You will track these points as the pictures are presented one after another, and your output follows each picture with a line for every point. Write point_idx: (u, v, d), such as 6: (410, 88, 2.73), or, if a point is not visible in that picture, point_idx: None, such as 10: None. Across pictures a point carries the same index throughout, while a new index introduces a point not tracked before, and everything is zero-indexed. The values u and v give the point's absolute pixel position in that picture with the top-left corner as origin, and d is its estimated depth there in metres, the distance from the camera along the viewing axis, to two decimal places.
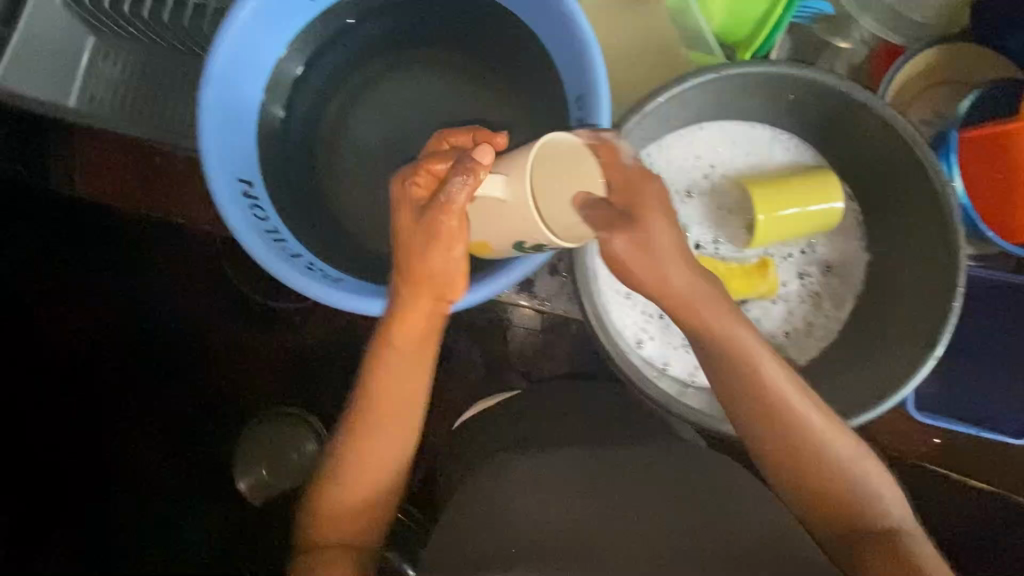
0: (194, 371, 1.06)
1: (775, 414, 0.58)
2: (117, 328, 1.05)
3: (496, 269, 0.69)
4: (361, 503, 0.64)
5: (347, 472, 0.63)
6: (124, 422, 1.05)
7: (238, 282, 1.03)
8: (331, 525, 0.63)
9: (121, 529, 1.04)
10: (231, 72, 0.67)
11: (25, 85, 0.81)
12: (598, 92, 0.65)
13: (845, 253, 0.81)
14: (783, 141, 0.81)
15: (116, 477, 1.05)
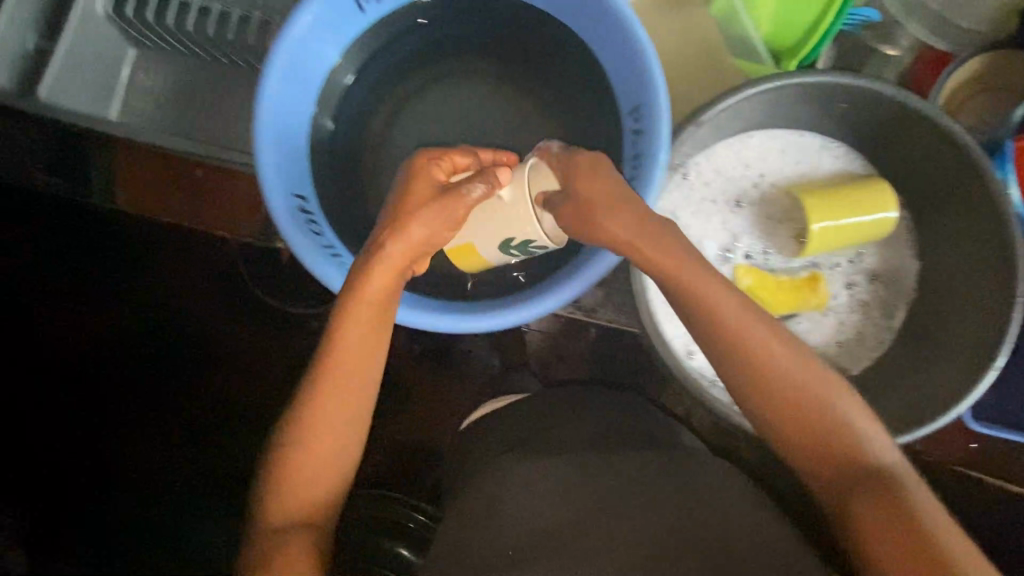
0: (195, 371, 1.00)
1: (768, 390, 0.54)
2: (122, 330, 1.00)
3: (553, 282, 0.68)
4: (315, 477, 0.58)
5: (300, 445, 0.57)
6: (124, 425, 1.00)
7: (250, 282, 0.96)
8: (282, 502, 0.57)
9: (120, 529, 0.99)
10: (285, 86, 0.67)
11: (68, 97, 0.80)
12: (657, 103, 0.64)
13: (896, 262, 0.80)
14: (832, 149, 0.80)
15: (116, 478, 1.00)
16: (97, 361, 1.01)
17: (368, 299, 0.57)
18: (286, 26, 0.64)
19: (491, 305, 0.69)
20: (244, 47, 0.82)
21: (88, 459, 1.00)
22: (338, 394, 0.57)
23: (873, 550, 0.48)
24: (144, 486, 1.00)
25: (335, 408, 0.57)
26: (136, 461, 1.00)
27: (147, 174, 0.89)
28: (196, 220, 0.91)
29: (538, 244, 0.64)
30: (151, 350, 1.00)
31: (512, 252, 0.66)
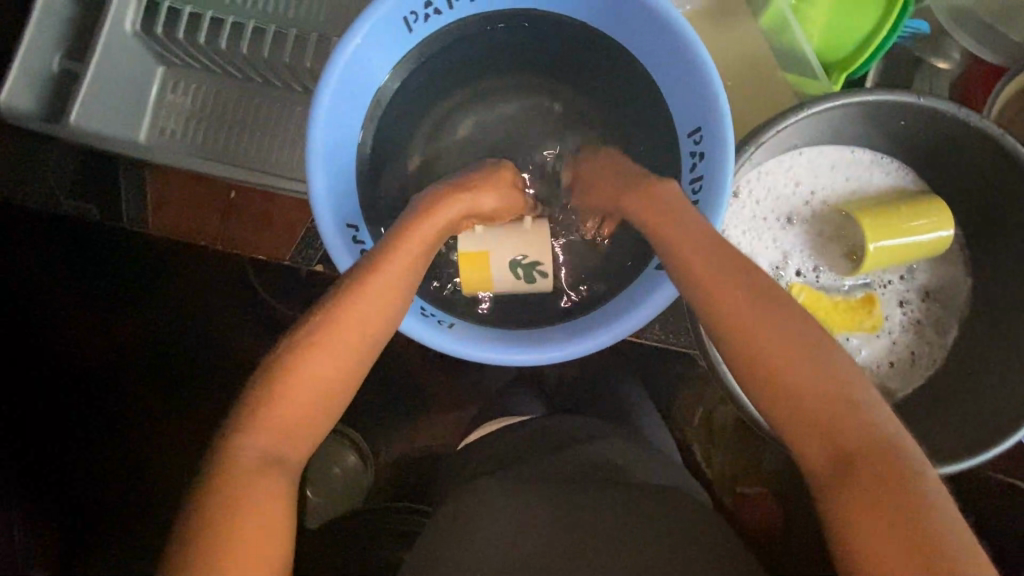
0: (196, 380, 1.00)
1: (781, 382, 0.52)
2: (131, 339, 1.00)
3: (608, 316, 0.67)
4: (299, 418, 0.55)
5: (293, 381, 0.54)
6: (124, 430, 1.00)
7: (273, 301, 0.96)
8: (257, 437, 0.53)
9: (102, 528, 0.98)
10: (336, 112, 0.65)
11: (101, 123, 0.78)
12: (722, 127, 0.63)
13: (948, 279, 0.80)
14: (884, 166, 0.79)
15: (109, 480, 0.99)
16: (115, 370, 1.00)
17: (405, 260, 0.60)
18: (337, 50, 0.62)
19: (539, 335, 0.68)
20: (280, 64, 0.78)
21: (109, 471, 0.99)
22: (350, 341, 0.56)
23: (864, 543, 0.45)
24: (167, 496, 0.99)
25: (344, 355, 0.56)
26: (157, 472, 1.00)
27: (181, 196, 0.87)
28: (232, 244, 0.88)
29: (543, 271, 0.71)
30: (175, 362, 1.00)
31: (517, 276, 0.71)
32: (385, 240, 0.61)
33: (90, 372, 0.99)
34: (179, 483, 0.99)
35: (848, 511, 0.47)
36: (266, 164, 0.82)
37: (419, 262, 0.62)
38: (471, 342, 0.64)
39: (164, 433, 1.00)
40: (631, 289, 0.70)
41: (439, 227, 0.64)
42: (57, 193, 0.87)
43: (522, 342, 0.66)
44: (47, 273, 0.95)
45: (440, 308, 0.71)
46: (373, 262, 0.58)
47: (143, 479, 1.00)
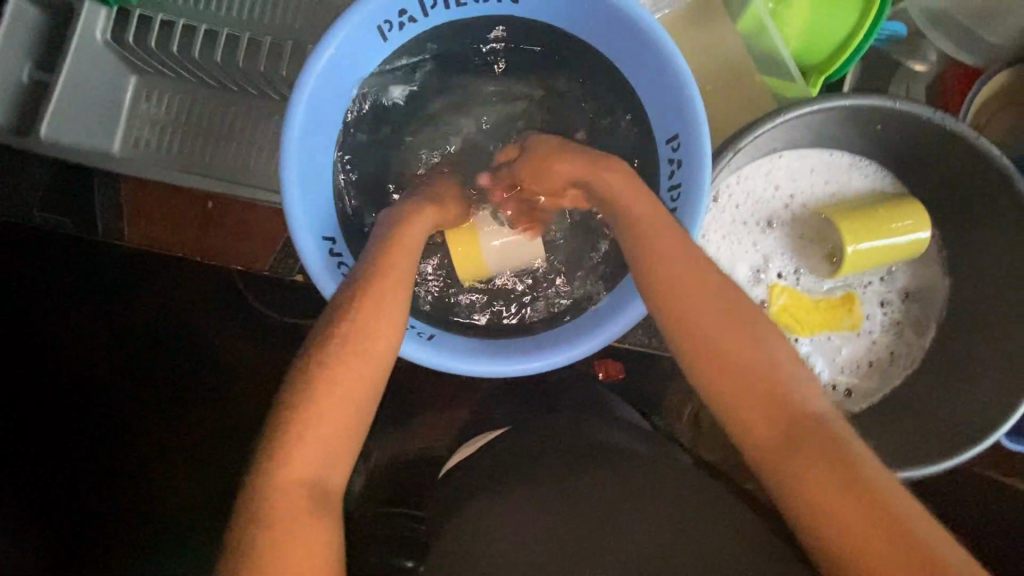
0: (179, 382, 0.91)
1: (754, 393, 0.53)
2: (107, 337, 0.91)
3: (589, 325, 0.67)
4: (338, 437, 0.54)
5: (327, 400, 0.54)
6: (111, 436, 0.92)
7: (251, 297, 0.89)
8: (299, 463, 0.53)
9: (103, 540, 0.91)
10: (310, 124, 0.64)
11: (72, 135, 0.77)
12: (699, 136, 0.63)
13: (928, 279, 0.80)
14: (862, 168, 0.79)
15: (103, 487, 0.91)
16: (93, 374, 0.91)
17: (405, 266, 0.61)
18: (309, 62, 0.61)
19: (520, 347, 0.67)
20: (256, 73, 0.78)
21: (114, 477, 0.92)
22: (372, 352, 0.57)
23: (836, 544, 0.47)
24: (177, 509, 0.91)
25: (369, 366, 0.56)
26: (161, 482, 0.92)
27: (156, 209, 0.86)
28: (212, 254, 0.88)
29: (523, 213, 0.73)
30: (178, 366, 0.91)
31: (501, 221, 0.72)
32: (382, 249, 0.62)
33: (93, 379, 0.91)
34: (185, 492, 0.92)
35: (817, 517, 0.48)
36: (246, 174, 0.81)
37: (414, 266, 0.63)
38: (447, 354, 0.64)
39: (167, 440, 0.92)
40: (610, 298, 0.70)
41: (423, 229, 0.65)
42: (31, 205, 0.86)
43: (498, 354, 0.65)
44: (36, 271, 0.89)
45: (426, 322, 0.71)
46: (379, 272, 0.59)
47: (147, 487, 0.92)
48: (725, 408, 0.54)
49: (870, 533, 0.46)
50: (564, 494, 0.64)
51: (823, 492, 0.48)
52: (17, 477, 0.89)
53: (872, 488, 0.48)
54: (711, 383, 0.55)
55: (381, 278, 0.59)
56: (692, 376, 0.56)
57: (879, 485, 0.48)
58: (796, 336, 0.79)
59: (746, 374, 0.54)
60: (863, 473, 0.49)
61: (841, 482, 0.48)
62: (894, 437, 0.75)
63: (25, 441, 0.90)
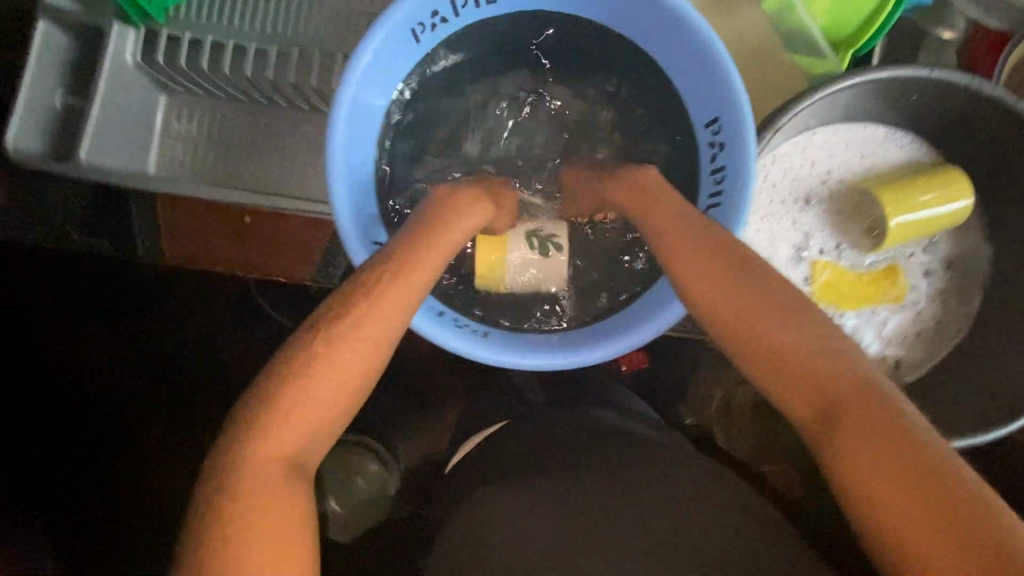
0: (182, 387, 0.99)
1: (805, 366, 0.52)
2: (107, 340, 0.98)
3: (637, 318, 0.67)
4: (322, 414, 0.54)
5: (320, 379, 0.54)
6: (115, 434, 0.99)
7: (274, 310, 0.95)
8: (279, 437, 0.52)
9: (101, 530, 0.97)
10: (352, 129, 0.64)
11: (111, 158, 0.77)
12: (742, 114, 0.62)
13: (968, 247, 0.80)
14: (896, 139, 0.79)
15: (109, 482, 0.98)
16: (96, 376, 0.98)
17: (430, 259, 0.60)
18: (350, 67, 0.61)
19: (571, 339, 0.67)
20: (285, 83, 0.78)
21: (114, 477, 0.99)
22: (377, 336, 0.56)
23: (887, 519, 0.44)
24: (176, 515, 0.98)
25: (369, 354, 0.56)
26: (160, 484, 0.98)
27: (189, 224, 0.85)
28: (251, 269, 0.87)
29: (557, 242, 0.73)
30: (186, 370, 0.98)
31: (531, 245, 0.72)
32: (410, 237, 0.61)
33: (91, 378, 0.98)
34: (182, 490, 0.98)
35: (871, 493, 0.45)
36: (282, 185, 0.81)
37: (440, 261, 0.62)
38: (500, 350, 0.64)
39: (166, 440, 0.99)
40: (651, 295, 0.69)
41: (462, 225, 0.65)
42: (71, 231, 0.86)
43: (551, 347, 0.65)
44: (42, 278, 0.95)
45: (470, 317, 0.72)
46: (402, 262, 0.59)
47: (145, 487, 0.99)
48: (772, 383, 0.54)
49: (928, 509, 0.43)
50: (615, 483, 0.63)
51: (872, 464, 0.46)
52: (17, 477, 0.95)
53: (928, 463, 0.45)
54: (751, 358, 0.55)
55: (402, 268, 0.58)
56: (734, 350, 0.57)
57: (939, 463, 0.45)
58: (840, 311, 0.79)
59: (788, 344, 0.54)
60: (921, 456, 0.45)
61: (892, 461, 0.45)
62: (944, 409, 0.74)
63: (25, 442, 0.96)
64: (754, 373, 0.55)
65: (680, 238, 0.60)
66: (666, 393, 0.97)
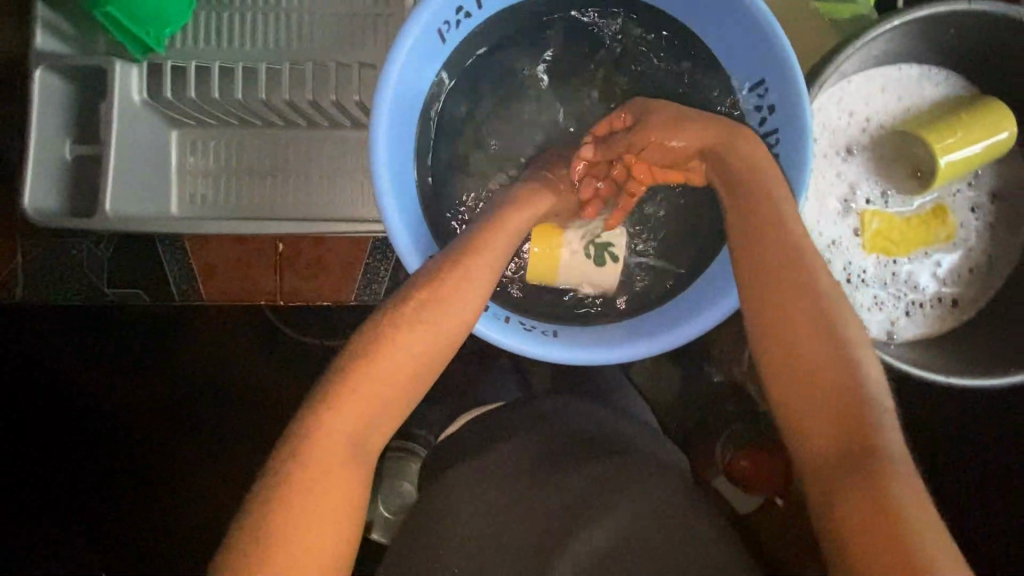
0: (181, 397, 0.99)
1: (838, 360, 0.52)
2: (110, 359, 0.97)
3: (703, 303, 0.65)
4: (388, 403, 0.54)
5: (383, 365, 0.53)
6: (119, 436, 0.99)
7: (286, 328, 0.96)
8: (344, 418, 0.52)
9: (111, 518, 1.00)
10: (393, 139, 0.61)
11: (134, 206, 0.74)
12: (792, 73, 0.60)
13: (1008, 181, 0.79)
14: (932, 77, 0.78)
15: (113, 483, 1.00)
16: (104, 393, 0.98)
17: (495, 253, 0.59)
18: (380, 83, 0.59)
19: (643, 328, 0.66)
20: (304, 103, 0.74)
21: (113, 481, 1.00)
22: (444, 333, 0.55)
23: (850, 537, 0.46)
24: (183, 522, 1.00)
25: (432, 347, 0.55)
26: (157, 486, 1.00)
27: (227, 261, 0.83)
28: (293, 297, 0.84)
29: (614, 251, 0.71)
30: (192, 384, 0.99)
31: (588, 251, 0.70)
32: (475, 231, 0.60)
33: (91, 396, 0.98)
34: (182, 496, 1.00)
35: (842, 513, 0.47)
36: (312, 210, 0.79)
37: (503, 255, 0.60)
38: (575, 346, 0.63)
39: (167, 446, 1.00)
40: (712, 275, 0.68)
41: (520, 218, 0.62)
42: (100, 284, 0.83)
43: (624, 338, 0.64)
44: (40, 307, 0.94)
45: (535, 318, 0.70)
46: (469, 252, 0.58)
47: (146, 487, 1.00)
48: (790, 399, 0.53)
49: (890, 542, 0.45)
50: None
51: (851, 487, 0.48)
52: (17, 476, 0.98)
53: (898, 500, 0.46)
54: (786, 372, 0.53)
55: (467, 258, 0.57)
56: (765, 363, 0.55)
57: (907, 503, 0.46)
58: (893, 258, 0.79)
59: (819, 364, 0.52)
60: (904, 516, 0.46)
61: (874, 507, 0.46)
62: (992, 345, 0.76)
63: (24, 443, 0.98)
64: (774, 373, 0.54)
65: (748, 204, 0.58)
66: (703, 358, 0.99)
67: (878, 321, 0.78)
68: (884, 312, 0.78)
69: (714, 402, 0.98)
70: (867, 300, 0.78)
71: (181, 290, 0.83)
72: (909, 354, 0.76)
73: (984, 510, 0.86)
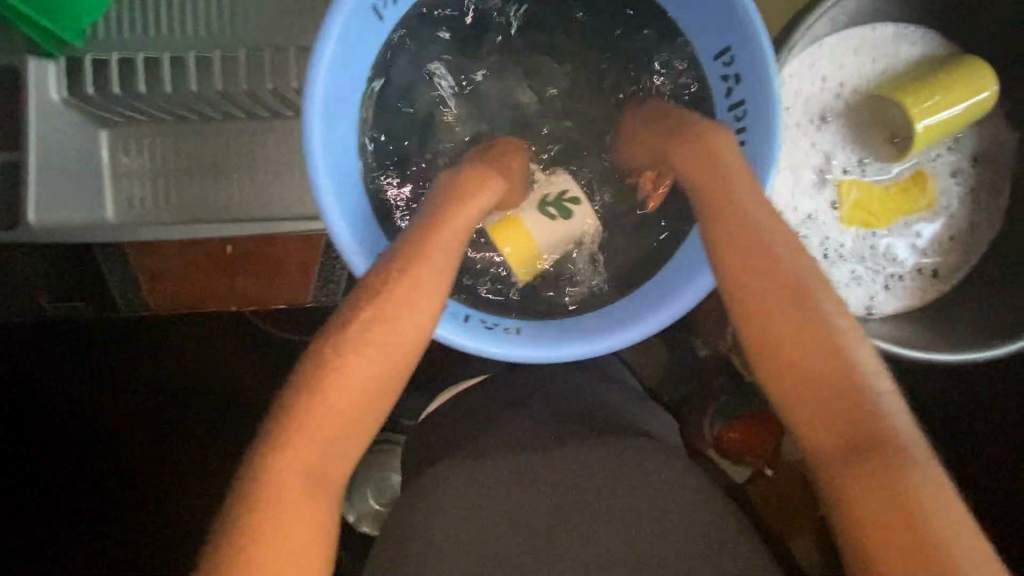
0: (170, 400, 0.92)
1: (829, 347, 0.49)
2: (89, 366, 0.90)
3: (669, 291, 0.61)
4: (347, 424, 0.50)
5: (335, 388, 0.49)
6: (108, 438, 0.92)
7: (267, 325, 0.90)
8: (298, 451, 0.48)
9: (112, 518, 0.93)
10: (330, 129, 0.56)
11: (61, 212, 0.69)
12: (758, 38, 0.55)
13: (992, 140, 0.76)
14: (909, 35, 0.74)
15: (112, 491, 0.92)
16: (89, 400, 0.91)
17: (446, 254, 0.55)
18: (312, 66, 0.53)
19: (613, 319, 0.62)
20: (239, 93, 0.69)
21: (110, 479, 0.92)
22: (396, 344, 0.52)
23: (866, 537, 0.43)
24: (182, 530, 0.93)
25: (387, 361, 0.51)
26: (151, 478, 0.93)
27: (179, 268, 0.79)
28: (245, 301, 0.82)
29: (575, 197, 0.67)
30: (176, 388, 0.92)
31: (550, 214, 0.66)
32: (419, 228, 0.56)
33: (71, 404, 0.91)
34: (180, 496, 0.93)
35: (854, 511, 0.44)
36: (260, 207, 0.74)
37: (456, 253, 0.56)
38: (538, 344, 0.59)
39: (162, 450, 0.93)
40: (680, 259, 0.64)
41: (473, 213, 0.58)
42: (37, 298, 0.79)
43: (591, 331, 0.61)
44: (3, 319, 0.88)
45: (497, 314, 0.66)
46: (418, 256, 0.54)
47: (140, 488, 0.93)
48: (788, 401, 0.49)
49: (911, 540, 0.42)
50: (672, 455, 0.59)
51: (862, 485, 0.44)
52: (17, 476, 0.92)
53: (913, 491, 0.43)
54: (777, 370, 0.50)
55: (416, 263, 0.53)
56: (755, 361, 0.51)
57: (924, 493, 0.43)
58: (872, 230, 0.75)
59: (805, 356, 0.49)
60: (921, 513, 0.42)
61: (889, 503, 0.43)
62: (982, 312, 0.73)
63: (25, 442, 0.91)
64: (763, 365, 0.51)
65: (716, 182, 0.54)
66: (693, 333, 0.94)
67: (857, 297, 0.75)
68: (863, 287, 0.75)
69: (705, 381, 0.95)
70: (845, 276, 0.75)
71: (130, 299, 0.81)
72: (890, 330, 0.74)
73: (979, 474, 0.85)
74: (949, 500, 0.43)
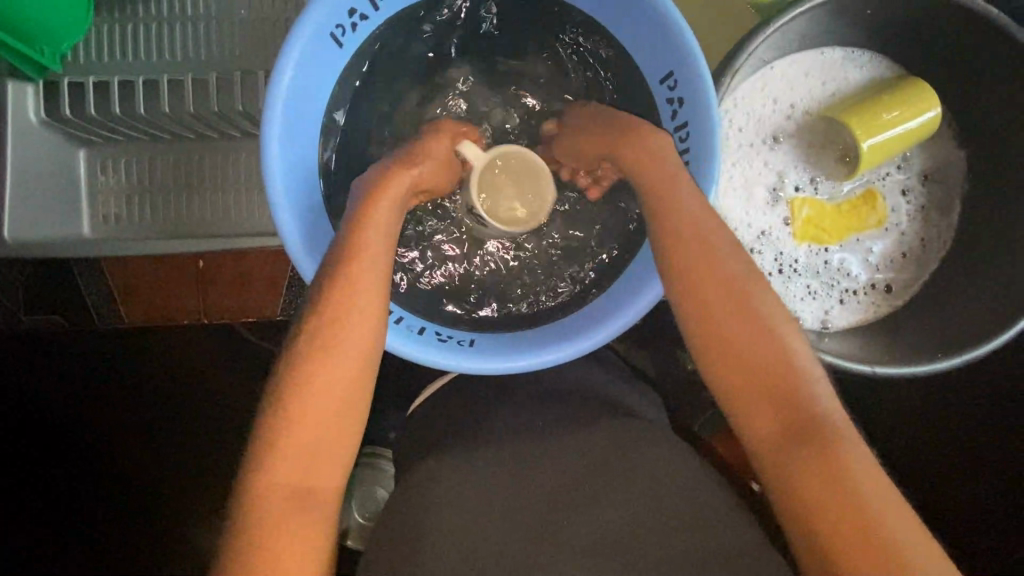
0: (160, 407, 0.92)
1: (767, 358, 0.51)
2: (74, 373, 0.90)
3: (618, 305, 0.63)
4: (321, 439, 0.51)
5: (299, 406, 0.51)
6: (101, 444, 0.93)
7: (249, 333, 0.89)
8: (274, 465, 0.50)
9: (110, 518, 0.94)
10: (287, 150, 0.59)
11: (39, 229, 0.73)
12: (696, 63, 0.58)
13: (943, 157, 0.78)
14: (857, 59, 0.77)
15: (106, 490, 0.93)
16: (84, 407, 0.91)
17: (377, 254, 0.56)
18: (270, 92, 0.57)
19: (563, 330, 0.64)
20: (211, 115, 0.72)
21: (110, 478, 0.93)
22: (347, 351, 0.53)
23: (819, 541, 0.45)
24: (178, 533, 0.93)
25: (341, 366, 0.53)
26: (147, 476, 0.93)
27: (151, 282, 0.84)
28: (219, 311, 0.86)
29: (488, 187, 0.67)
30: (163, 397, 0.92)
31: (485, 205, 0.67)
32: (348, 228, 0.58)
33: (70, 413, 0.92)
34: (173, 497, 0.93)
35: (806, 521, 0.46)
36: (233, 224, 0.77)
37: (389, 251, 0.58)
38: (488, 356, 0.61)
39: (150, 456, 0.93)
40: (628, 275, 0.66)
41: (397, 205, 0.60)
42: (18, 311, 0.85)
43: (540, 343, 0.62)
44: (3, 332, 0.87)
45: (452, 327, 0.68)
46: (352, 258, 0.55)
47: (135, 489, 0.93)
48: (737, 408, 0.51)
49: (862, 543, 0.43)
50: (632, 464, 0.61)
51: (811, 496, 0.46)
52: (18, 477, 0.92)
53: (855, 494, 0.45)
54: (726, 387, 0.52)
55: (353, 265, 0.55)
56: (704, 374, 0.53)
57: (868, 495, 0.45)
58: (824, 246, 0.77)
59: (744, 371, 0.51)
60: (867, 514, 0.44)
61: (839, 509, 0.45)
62: (942, 324, 0.74)
63: (25, 442, 0.92)
64: (713, 383, 0.52)
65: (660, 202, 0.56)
66: None
67: (812, 312, 0.77)
68: (819, 301, 0.77)
69: None
70: (801, 290, 0.77)
71: (109, 315, 0.86)
72: (844, 345, 0.75)
73: (962, 470, 0.86)
74: (890, 497, 0.45)
